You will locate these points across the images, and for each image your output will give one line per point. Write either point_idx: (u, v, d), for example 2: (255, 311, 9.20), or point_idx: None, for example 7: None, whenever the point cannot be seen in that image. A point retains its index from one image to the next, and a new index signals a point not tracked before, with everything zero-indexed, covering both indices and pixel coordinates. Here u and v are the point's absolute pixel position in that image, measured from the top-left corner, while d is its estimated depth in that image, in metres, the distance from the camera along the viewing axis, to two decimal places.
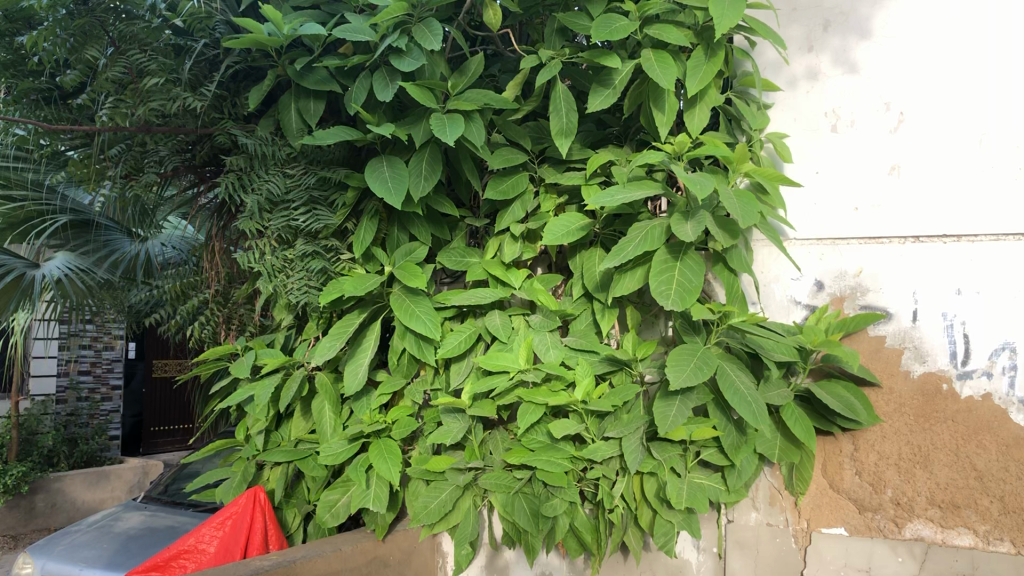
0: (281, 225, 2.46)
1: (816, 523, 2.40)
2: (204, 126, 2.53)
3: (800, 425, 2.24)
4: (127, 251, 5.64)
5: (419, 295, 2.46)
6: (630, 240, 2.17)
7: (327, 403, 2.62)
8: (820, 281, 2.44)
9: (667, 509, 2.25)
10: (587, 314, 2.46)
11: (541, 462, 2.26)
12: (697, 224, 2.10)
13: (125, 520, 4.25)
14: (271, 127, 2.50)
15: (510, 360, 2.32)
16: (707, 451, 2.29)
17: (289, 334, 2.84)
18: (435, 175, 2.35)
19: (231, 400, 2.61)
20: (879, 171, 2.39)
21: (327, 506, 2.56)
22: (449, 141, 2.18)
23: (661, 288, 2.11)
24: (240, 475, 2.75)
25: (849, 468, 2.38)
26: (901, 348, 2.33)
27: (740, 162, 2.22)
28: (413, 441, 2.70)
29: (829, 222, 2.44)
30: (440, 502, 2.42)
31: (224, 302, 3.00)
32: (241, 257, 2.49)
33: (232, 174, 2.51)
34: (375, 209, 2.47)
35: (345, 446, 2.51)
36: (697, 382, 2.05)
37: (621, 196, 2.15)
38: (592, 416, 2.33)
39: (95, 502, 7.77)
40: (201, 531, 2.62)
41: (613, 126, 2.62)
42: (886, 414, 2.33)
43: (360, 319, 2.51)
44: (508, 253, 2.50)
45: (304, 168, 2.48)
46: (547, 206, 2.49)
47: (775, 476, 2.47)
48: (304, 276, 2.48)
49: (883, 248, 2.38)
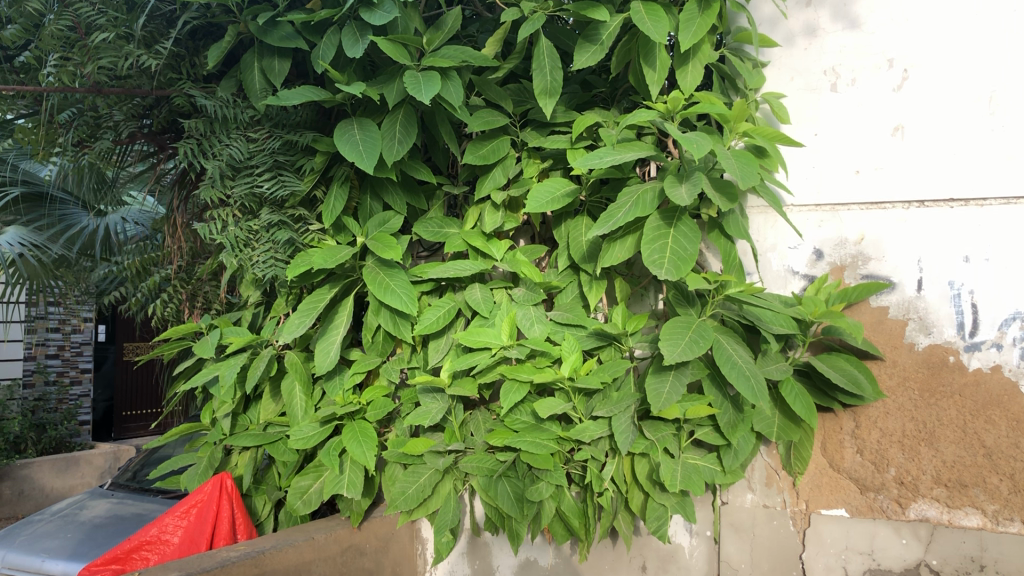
0: (244, 192, 2.29)
1: (815, 504, 2.28)
2: (161, 87, 2.34)
3: (800, 400, 2.11)
4: (84, 227, 5.42)
5: (394, 267, 2.30)
6: (620, 205, 2.02)
7: (298, 384, 2.46)
8: (819, 249, 2.31)
9: (660, 492, 2.12)
10: (574, 286, 2.32)
11: (527, 443, 2.12)
12: (693, 187, 1.96)
13: (90, 508, 4.07)
14: (233, 88, 2.31)
15: (492, 336, 2.18)
16: (702, 430, 2.16)
17: (257, 312, 2.69)
18: (410, 138, 2.19)
19: (194, 381, 2.46)
20: (882, 132, 2.26)
21: (298, 492, 2.41)
22: (424, 101, 2.03)
23: (654, 257, 1.97)
24: (206, 461, 2.59)
25: (850, 446, 2.26)
26: (905, 319, 2.21)
27: (737, 122, 2.09)
28: (389, 423, 2.55)
29: (828, 187, 2.31)
30: (419, 488, 2.27)
31: (188, 278, 2.84)
32: (200, 228, 2.30)
33: (191, 139, 2.32)
34: (346, 175, 2.30)
35: (316, 429, 2.36)
36: (692, 357, 1.91)
37: (610, 158, 2.01)
38: (580, 395, 2.18)
39: (64, 488, 7.58)
40: (163, 522, 2.45)
41: (599, 88, 2.47)
42: (889, 389, 2.22)
43: (331, 293, 2.35)
44: (489, 222, 2.35)
45: (268, 131, 2.32)
46: (530, 171, 2.35)
47: (771, 455, 2.34)
48: (271, 248, 2.31)
49: (886, 214, 2.25)
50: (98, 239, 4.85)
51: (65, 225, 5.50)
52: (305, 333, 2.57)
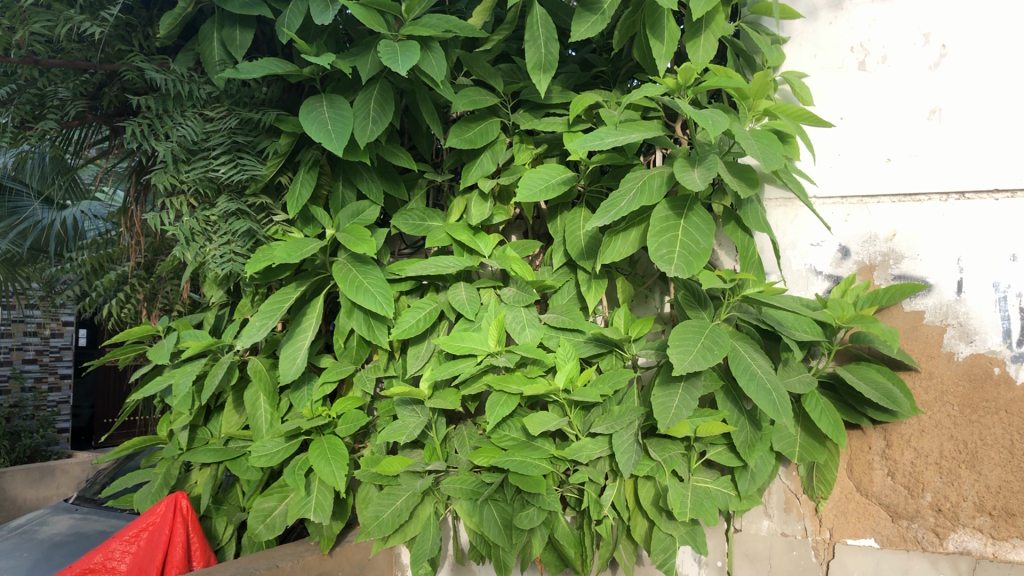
0: (198, 177, 2.06)
1: (840, 534, 2.03)
2: (108, 61, 2.11)
3: (826, 416, 1.87)
4: (41, 223, 5.13)
5: (369, 264, 2.05)
6: (622, 193, 1.77)
7: (262, 395, 2.21)
8: (845, 247, 2.06)
9: (667, 520, 1.86)
10: (570, 286, 2.07)
11: (516, 464, 1.86)
12: (707, 171, 1.70)
13: (52, 525, 3.81)
14: (190, 63, 2.09)
15: (477, 342, 1.92)
16: (714, 450, 1.91)
17: (222, 314, 2.43)
18: (386, 118, 1.94)
19: (146, 389, 2.21)
20: (916, 116, 2.01)
21: (261, 515, 2.15)
22: (401, 75, 1.76)
23: (662, 251, 1.71)
24: (161, 478, 2.33)
25: (879, 468, 2.00)
26: (943, 325, 1.96)
27: (757, 98, 1.82)
28: (365, 437, 2.30)
29: (856, 176, 2.05)
30: (395, 512, 2.02)
31: (146, 276, 2.58)
32: (151, 218, 2.07)
33: (141, 119, 2.06)
34: (315, 158, 2.06)
35: (281, 445, 2.12)
36: (705, 366, 1.66)
37: (612, 139, 1.77)
38: (575, 408, 1.93)
39: (38, 499, 7.33)
40: (108, 547, 2.14)
41: (599, 67, 2.22)
42: (925, 404, 1.97)
43: (298, 292, 2.09)
44: (476, 214, 2.09)
45: (228, 109, 2.08)
46: (523, 157, 2.10)
47: (791, 478, 2.08)
48: (228, 239, 2.09)
49: (922, 207, 2.00)
50: (59, 234, 4.53)
51: (17, 220, 5.17)
52: (271, 338, 2.31)
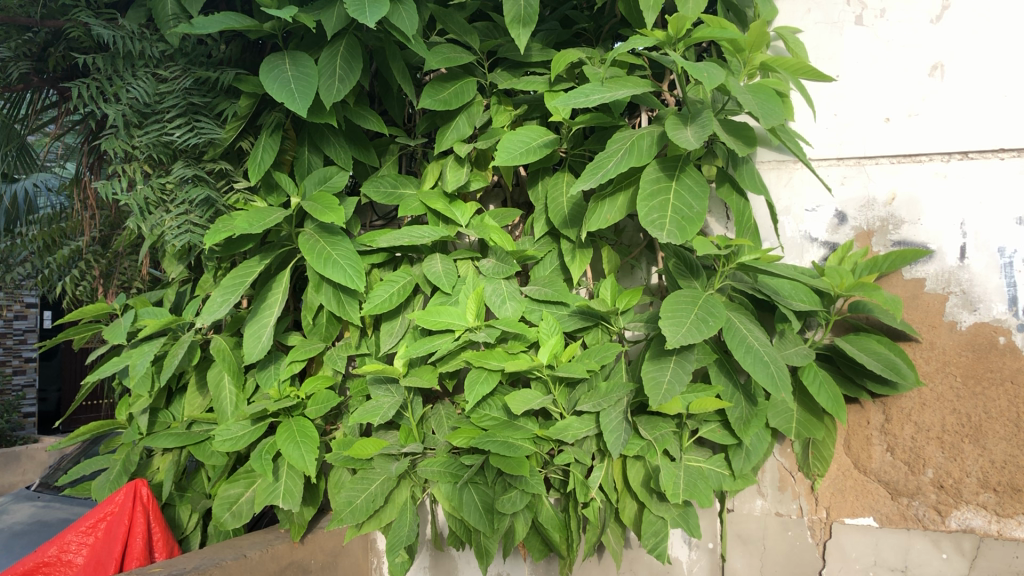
0: (151, 141, 1.92)
1: (837, 512, 1.94)
2: (53, 18, 1.96)
3: (825, 390, 1.77)
4: None
5: (337, 234, 1.92)
6: (610, 154, 1.65)
7: (227, 374, 2.08)
8: (841, 212, 1.96)
9: (658, 502, 1.75)
10: (553, 256, 1.95)
11: (497, 445, 1.75)
12: (700, 129, 1.58)
13: (12, 514, 3.66)
14: (141, 20, 1.93)
15: (455, 317, 1.80)
16: (707, 427, 1.80)
17: (183, 291, 2.29)
18: (354, 76, 1.80)
19: (100, 371, 2.07)
20: (916, 73, 1.90)
21: (226, 503, 2.03)
22: (369, 28, 1.61)
23: (653, 216, 1.60)
24: (120, 465, 2.20)
25: (878, 443, 1.91)
26: (945, 293, 1.86)
27: (753, 51, 1.71)
28: (336, 419, 2.17)
29: (853, 136, 1.95)
30: (369, 498, 1.90)
31: (103, 252, 2.42)
32: (102, 187, 1.93)
33: (89, 80, 1.91)
34: (278, 122, 1.92)
35: (247, 428, 1.99)
36: (700, 339, 1.54)
37: (598, 95, 1.63)
38: (560, 385, 1.82)
39: (5, 486, 7.17)
40: (62, 539, 1.98)
41: (581, 24, 2.08)
42: (926, 375, 1.87)
43: (262, 265, 1.96)
44: (451, 180, 1.96)
45: (183, 69, 1.94)
46: (500, 120, 1.97)
47: (785, 455, 1.98)
48: (185, 209, 1.95)
49: (923, 169, 1.90)
50: None
51: None
52: (235, 315, 2.17)
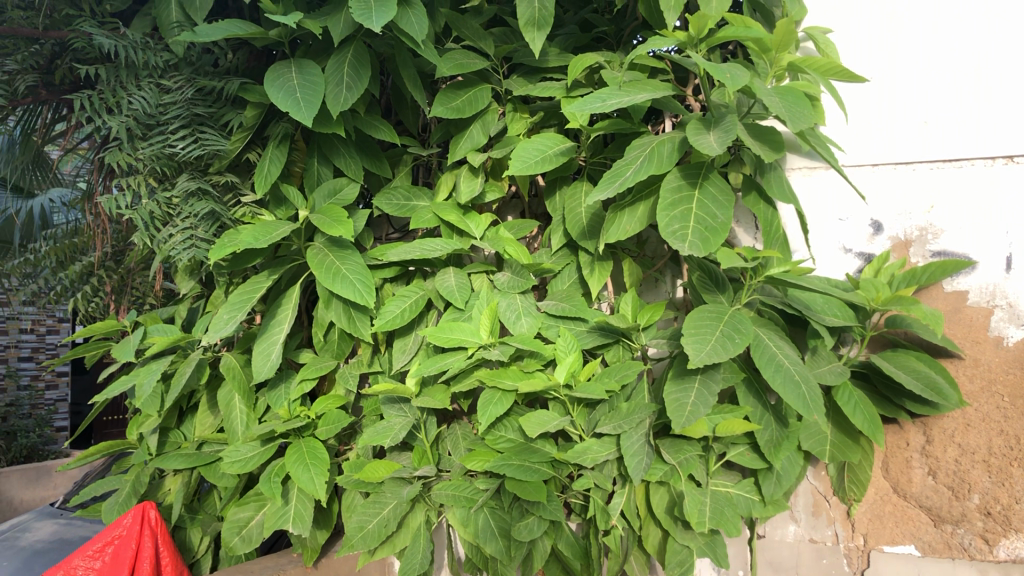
0: (154, 153, 1.87)
1: (876, 540, 1.82)
2: (57, 28, 1.92)
3: (861, 411, 1.66)
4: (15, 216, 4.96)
5: (347, 248, 1.85)
6: (628, 161, 1.56)
7: (237, 394, 2.02)
8: (877, 221, 1.85)
9: (683, 530, 1.66)
10: (571, 269, 1.86)
11: (513, 469, 1.66)
12: (724, 133, 1.49)
13: (34, 531, 3.63)
14: (146, 29, 1.91)
15: (468, 333, 1.72)
16: (735, 451, 1.70)
17: (195, 307, 2.24)
18: (362, 83, 1.73)
19: (108, 391, 2.01)
20: (956, 72, 1.79)
21: (236, 527, 1.96)
22: (375, 32, 1.53)
23: (674, 227, 1.50)
24: (130, 486, 2.11)
25: (919, 466, 1.79)
26: (989, 307, 1.75)
27: (780, 51, 1.61)
28: (350, 439, 2.10)
29: (887, 141, 1.84)
30: (381, 523, 1.82)
31: (115, 267, 2.37)
32: (106, 202, 1.88)
33: (88, 90, 1.87)
34: (285, 132, 1.86)
35: (256, 449, 1.92)
36: (725, 358, 1.45)
37: (615, 100, 1.54)
38: (579, 406, 1.74)
39: (35, 500, 7.30)
40: (69, 563, 1.89)
41: (601, 28, 2.00)
42: (970, 395, 1.76)
43: (271, 281, 1.89)
44: (465, 191, 1.88)
45: (187, 79, 1.90)
46: (516, 128, 1.89)
47: (820, 479, 1.88)
48: (190, 224, 1.90)
49: (964, 174, 1.78)
50: (32, 229, 4.39)
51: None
52: (246, 332, 2.11)
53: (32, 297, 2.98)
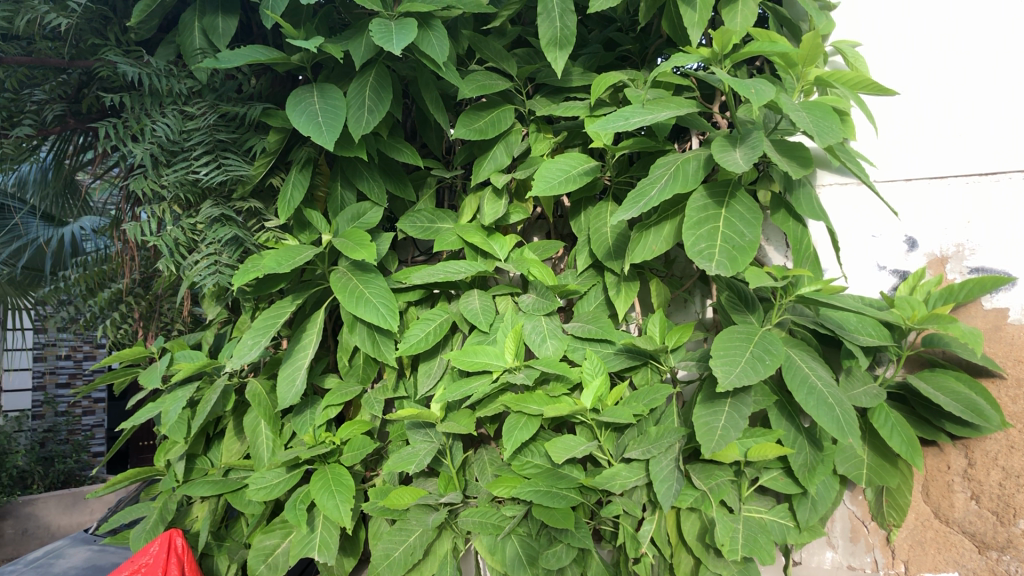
0: (178, 180, 1.87)
1: (917, 567, 1.77)
2: (84, 57, 1.94)
3: (898, 433, 1.61)
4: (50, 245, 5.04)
5: (371, 272, 1.83)
6: (652, 181, 1.53)
7: (262, 420, 2.01)
8: (911, 237, 1.81)
9: (715, 558, 1.61)
10: (597, 290, 1.84)
11: (539, 495, 1.62)
12: (751, 150, 1.45)
13: (68, 558, 3.64)
14: (170, 56, 1.92)
15: (492, 357, 1.70)
16: (769, 476, 1.65)
17: (221, 333, 2.23)
18: (383, 106, 1.72)
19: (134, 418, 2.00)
20: (990, 83, 1.74)
21: (262, 554, 1.94)
22: (394, 53, 1.51)
23: (700, 247, 1.47)
24: (158, 514, 2.07)
25: (961, 490, 1.73)
26: None
27: (807, 65, 1.58)
28: (376, 464, 2.08)
29: (920, 155, 1.80)
30: (407, 551, 1.77)
31: (142, 294, 2.38)
32: (132, 228, 1.89)
33: (112, 119, 1.88)
34: (308, 157, 1.85)
35: (282, 475, 1.90)
36: (756, 380, 1.40)
37: (638, 118, 1.50)
38: (606, 430, 1.70)
39: (73, 526, 7.37)
40: None
41: (625, 46, 1.97)
42: (1013, 416, 1.69)
43: (294, 306, 1.88)
44: (488, 213, 1.86)
45: (210, 106, 1.91)
46: (539, 148, 1.87)
47: (857, 503, 1.83)
48: (214, 250, 1.89)
49: (1001, 188, 1.73)
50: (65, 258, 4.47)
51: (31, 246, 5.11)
52: (272, 356, 2.11)
53: (63, 323, 3.01)
